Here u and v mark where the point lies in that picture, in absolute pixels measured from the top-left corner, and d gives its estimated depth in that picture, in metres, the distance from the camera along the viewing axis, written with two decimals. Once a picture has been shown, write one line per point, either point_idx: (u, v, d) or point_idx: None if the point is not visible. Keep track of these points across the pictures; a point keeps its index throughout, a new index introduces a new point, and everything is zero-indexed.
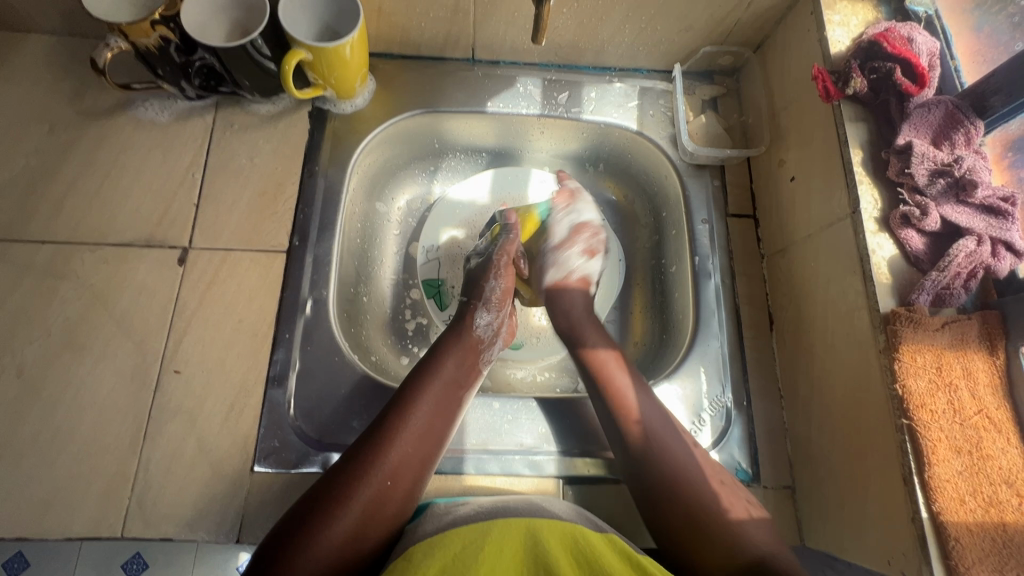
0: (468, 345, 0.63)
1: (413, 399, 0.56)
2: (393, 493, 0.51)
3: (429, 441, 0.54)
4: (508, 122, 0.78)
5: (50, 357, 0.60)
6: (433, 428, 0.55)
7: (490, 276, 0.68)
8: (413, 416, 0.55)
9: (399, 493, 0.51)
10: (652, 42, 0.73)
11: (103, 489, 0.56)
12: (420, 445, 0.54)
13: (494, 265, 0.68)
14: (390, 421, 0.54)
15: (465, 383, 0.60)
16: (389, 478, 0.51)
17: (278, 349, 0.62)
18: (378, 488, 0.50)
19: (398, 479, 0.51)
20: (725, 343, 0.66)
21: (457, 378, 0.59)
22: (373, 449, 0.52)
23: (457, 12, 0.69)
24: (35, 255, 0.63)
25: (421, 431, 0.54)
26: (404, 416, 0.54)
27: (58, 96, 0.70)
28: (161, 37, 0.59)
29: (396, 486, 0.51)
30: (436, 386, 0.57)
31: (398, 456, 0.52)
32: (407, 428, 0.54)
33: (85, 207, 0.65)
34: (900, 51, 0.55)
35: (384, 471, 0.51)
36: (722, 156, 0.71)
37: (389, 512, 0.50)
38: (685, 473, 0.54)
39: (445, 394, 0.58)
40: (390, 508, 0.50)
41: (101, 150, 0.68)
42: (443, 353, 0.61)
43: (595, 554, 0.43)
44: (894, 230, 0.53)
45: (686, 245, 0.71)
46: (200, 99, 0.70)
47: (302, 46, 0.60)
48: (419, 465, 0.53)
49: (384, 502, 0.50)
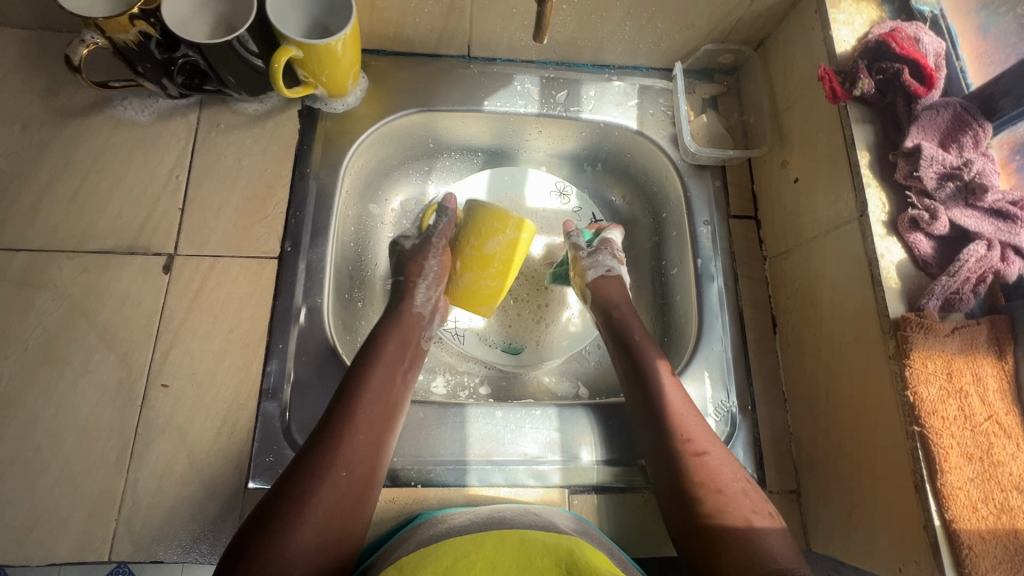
0: (409, 330, 0.61)
1: (359, 384, 0.54)
2: (353, 485, 0.49)
3: (379, 428, 0.53)
4: (504, 122, 0.76)
5: (28, 373, 0.56)
6: (382, 415, 0.53)
7: (428, 255, 0.67)
8: (362, 403, 0.53)
9: (357, 486, 0.49)
10: (653, 40, 0.71)
11: (87, 511, 0.53)
12: (370, 432, 0.52)
13: (431, 243, 0.68)
14: (337, 411, 0.52)
15: (411, 365, 0.59)
16: (344, 469, 0.49)
17: (272, 360, 0.60)
18: (335, 484, 0.48)
19: (352, 468, 0.49)
20: (729, 347, 0.65)
21: (399, 358, 0.58)
22: (323, 441, 0.50)
23: (453, 8, 0.66)
24: (10, 264, 0.59)
25: (371, 418, 0.52)
26: (350, 402, 0.53)
27: (30, 94, 0.66)
28: (140, 33, 0.56)
29: (354, 476, 0.49)
30: (381, 369, 0.56)
31: (353, 449, 0.50)
32: (356, 418, 0.52)
33: (62, 212, 0.62)
34: (909, 52, 0.55)
35: (337, 468, 0.48)
36: (724, 156, 0.70)
37: (351, 503, 0.48)
38: (719, 476, 0.52)
39: (389, 377, 0.56)
40: (352, 500, 0.48)
41: (78, 152, 0.65)
42: (385, 333, 0.60)
43: (584, 563, 0.41)
44: (902, 234, 0.52)
45: (688, 248, 0.70)
46: (183, 98, 0.67)
47: (292, 42, 0.57)
48: (373, 451, 0.51)
49: (343, 495, 0.48)
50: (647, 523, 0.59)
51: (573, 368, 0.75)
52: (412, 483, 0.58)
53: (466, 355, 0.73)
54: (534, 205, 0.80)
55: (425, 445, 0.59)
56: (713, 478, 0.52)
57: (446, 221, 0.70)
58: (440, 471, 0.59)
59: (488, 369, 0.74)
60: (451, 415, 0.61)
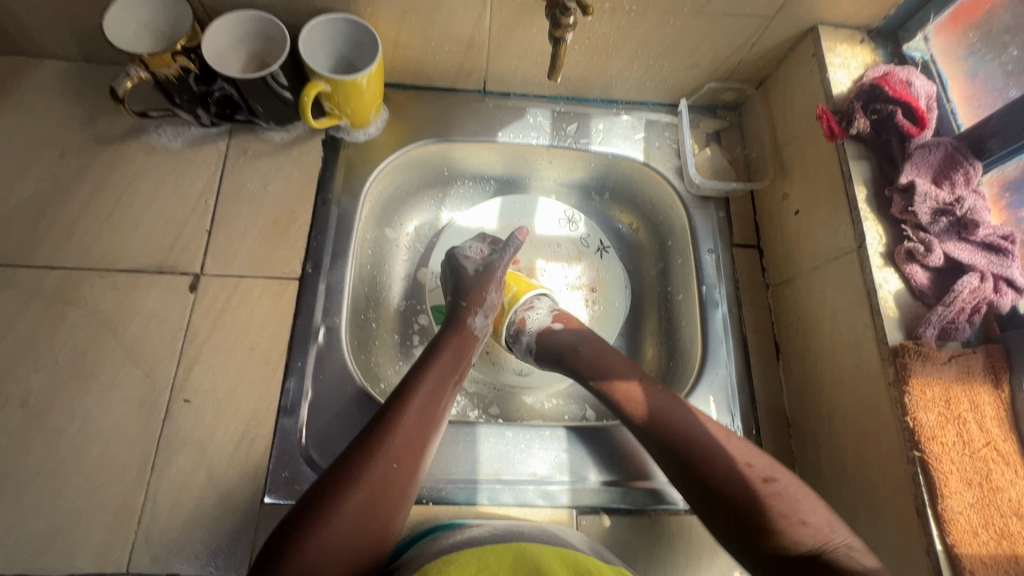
0: (465, 340, 0.64)
1: (416, 382, 0.57)
2: (401, 475, 0.51)
3: (429, 423, 0.55)
4: (517, 152, 0.80)
5: (57, 386, 0.59)
6: (433, 411, 0.56)
7: (490, 288, 0.69)
8: (417, 400, 0.55)
9: (404, 477, 0.51)
10: (659, 78, 0.75)
11: (108, 523, 0.55)
12: (422, 429, 0.54)
13: (494, 278, 0.70)
14: (394, 405, 0.55)
15: (458, 370, 0.61)
16: (396, 461, 0.51)
17: (290, 377, 0.62)
18: (385, 471, 0.50)
19: (403, 461, 0.52)
20: (734, 371, 0.67)
21: (447, 361, 0.61)
22: (380, 430, 0.52)
23: (471, 47, 0.70)
24: (45, 281, 0.62)
25: (424, 413, 0.55)
26: (404, 397, 0.55)
27: (71, 121, 0.70)
28: (181, 67, 0.60)
29: (402, 468, 0.51)
30: (436, 370, 0.59)
31: (402, 441, 0.52)
32: (409, 412, 0.54)
33: (96, 232, 0.65)
34: (902, 94, 0.58)
35: (388, 459, 0.51)
36: (728, 188, 0.73)
37: (398, 492, 0.51)
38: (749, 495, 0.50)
39: (443, 377, 0.59)
40: (397, 491, 0.51)
41: (113, 176, 0.68)
42: (444, 341, 0.63)
43: None
44: (899, 265, 0.55)
45: (693, 274, 0.73)
46: (214, 127, 0.71)
47: (321, 78, 0.62)
48: (422, 447, 0.54)
49: (392, 484, 0.50)
50: (653, 546, 0.60)
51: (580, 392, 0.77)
52: (423, 501, 0.59)
53: (476, 376, 0.76)
54: (544, 233, 0.84)
55: (437, 464, 0.61)
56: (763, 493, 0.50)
57: (513, 253, 0.73)
58: (450, 490, 0.60)
59: (497, 391, 0.75)
60: (463, 434, 0.63)
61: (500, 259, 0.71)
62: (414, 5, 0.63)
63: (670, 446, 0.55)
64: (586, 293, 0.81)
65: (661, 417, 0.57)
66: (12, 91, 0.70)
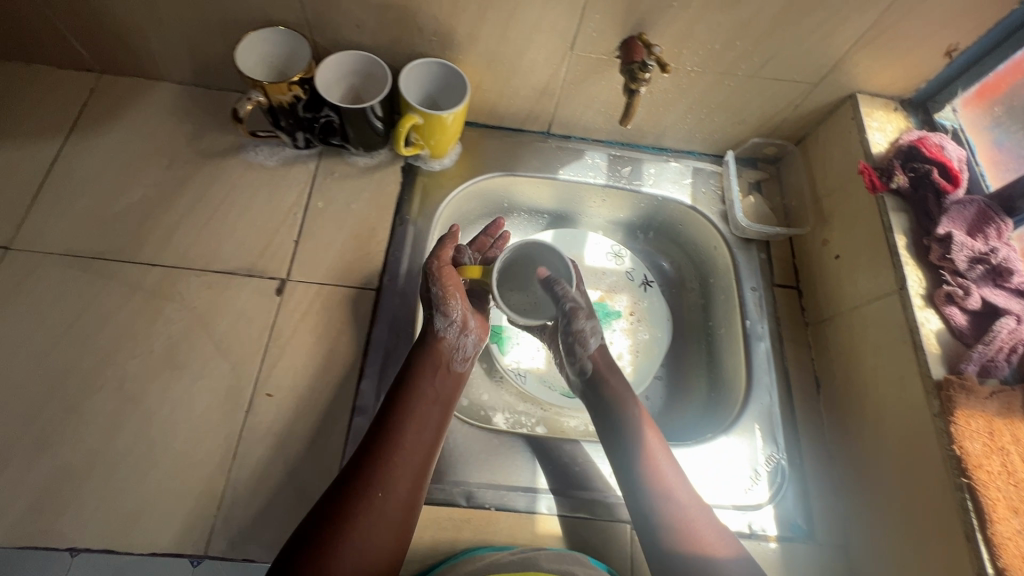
0: (440, 355, 0.64)
1: (409, 412, 0.59)
2: (388, 505, 0.53)
3: (419, 452, 0.57)
4: (573, 189, 0.87)
5: (151, 372, 0.63)
6: (421, 439, 0.58)
7: (432, 282, 0.65)
8: (409, 432, 0.57)
9: (396, 507, 0.54)
10: (708, 131, 0.83)
11: (190, 505, 0.58)
12: (410, 457, 0.57)
13: (434, 271, 0.65)
14: (384, 437, 0.57)
15: (447, 396, 0.63)
16: (381, 491, 0.53)
17: (364, 379, 0.66)
18: (373, 504, 0.53)
19: (389, 494, 0.54)
20: (777, 403, 0.72)
21: (437, 388, 0.62)
22: (369, 461, 0.55)
23: (544, 94, 0.78)
24: (146, 276, 0.68)
25: (412, 440, 0.57)
26: (393, 428, 0.57)
27: (179, 136, 0.77)
28: (294, 96, 0.68)
29: (389, 497, 0.54)
30: (419, 397, 0.60)
31: (386, 471, 0.55)
32: (397, 440, 0.57)
33: (194, 236, 0.71)
34: (937, 156, 0.65)
35: (373, 490, 0.53)
36: (770, 233, 0.80)
37: (390, 521, 0.53)
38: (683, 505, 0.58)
39: (430, 406, 0.60)
40: (391, 521, 0.53)
41: (213, 186, 0.75)
42: (420, 363, 0.63)
43: None
44: (938, 307, 0.60)
45: (736, 310, 0.79)
46: (307, 149, 0.78)
47: (416, 111, 0.69)
48: (413, 473, 0.56)
49: (382, 514, 0.53)
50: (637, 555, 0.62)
51: None
52: (486, 506, 0.62)
53: (524, 396, 0.80)
54: (593, 264, 0.90)
55: (500, 471, 0.64)
56: (694, 541, 0.56)
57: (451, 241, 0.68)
58: (512, 496, 0.63)
59: (543, 411, 0.80)
60: (525, 444, 0.66)
61: (430, 259, 0.66)
62: (502, 55, 0.71)
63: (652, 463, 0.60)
64: (629, 323, 0.86)
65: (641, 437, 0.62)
66: (130, 106, 0.78)
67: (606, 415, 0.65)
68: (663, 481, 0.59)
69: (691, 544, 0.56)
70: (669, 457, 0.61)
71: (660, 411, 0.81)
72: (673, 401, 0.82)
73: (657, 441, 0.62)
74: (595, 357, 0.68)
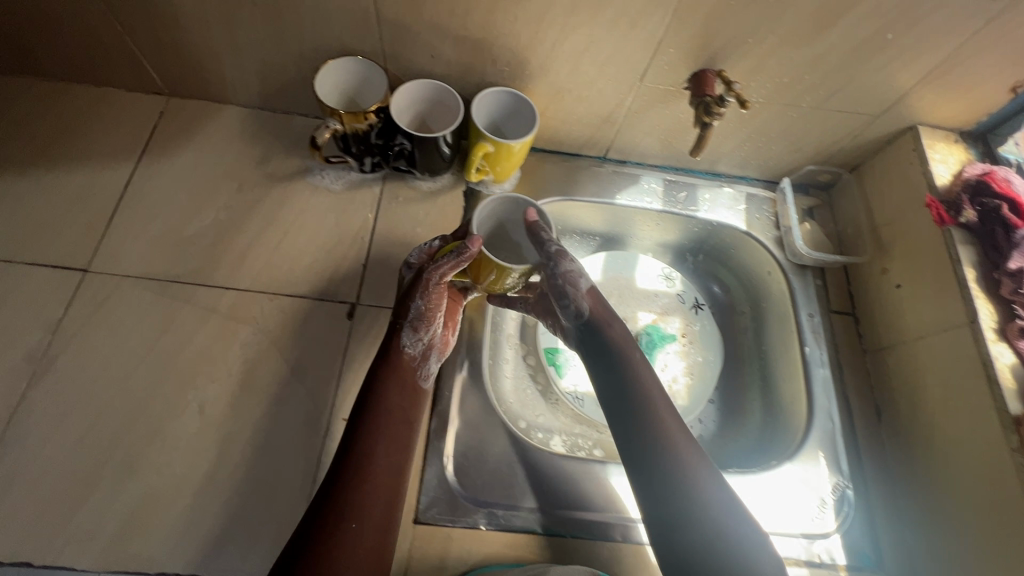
0: (405, 373, 0.64)
1: (375, 433, 0.58)
2: (365, 531, 0.52)
3: (391, 472, 0.57)
4: (627, 213, 0.88)
5: (230, 397, 0.64)
6: (391, 458, 0.57)
7: (415, 296, 0.64)
8: (375, 454, 0.57)
9: (372, 532, 0.53)
10: (764, 158, 0.84)
11: (274, 531, 0.58)
12: (382, 478, 0.56)
13: (422, 283, 0.64)
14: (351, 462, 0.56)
15: (411, 412, 0.62)
16: (354, 520, 0.52)
17: (438, 403, 0.68)
18: (348, 532, 0.51)
19: (365, 523, 0.52)
20: (840, 430, 0.72)
21: (402, 405, 0.62)
22: (340, 488, 0.54)
23: (606, 121, 0.79)
24: (221, 300, 0.69)
25: (381, 460, 0.56)
26: (360, 451, 0.56)
27: (247, 159, 0.78)
28: (370, 124, 0.69)
29: (364, 522, 0.52)
30: (383, 418, 0.59)
31: (359, 497, 0.53)
32: (366, 463, 0.55)
33: (266, 259, 0.72)
34: (1007, 192, 0.67)
35: (346, 519, 0.52)
36: (826, 260, 0.81)
37: (368, 546, 0.52)
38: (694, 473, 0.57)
39: (397, 426, 0.60)
40: (368, 545, 0.52)
41: (282, 210, 0.76)
42: (385, 382, 0.62)
43: None
44: (1012, 341, 0.61)
45: (794, 336, 0.79)
46: (372, 173, 0.79)
47: (487, 139, 0.70)
48: (384, 495, 0.55)
49: (360, 540, 0.52)
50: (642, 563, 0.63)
51: None
52: (563, 534, 0.63)
53: (581, 419, 0.81)
54: (645, 286, 0.90)
55: (574, 498, 0.65)
56: (710, 513, 0.55)
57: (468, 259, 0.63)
58: (587, 524, 0.64)
59: (600, 434, 0.80)
60: (595, 470, 0.67)
61: (428, 270, 0.64)
62: (571, 85, 0.72)
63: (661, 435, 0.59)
64: (682, 346, 0.87)
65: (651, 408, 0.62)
66: (198, 130, 0.79)
67: (618, 384, 0.64)
68: (675, 456, 0.58)
69: (704, 516, 0.55)
70: (695, 451, 0.59)
71: (714, 435, 0.82)
72: (727, 426, 0.83)
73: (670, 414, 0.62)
74: (588, 297, 0.67)
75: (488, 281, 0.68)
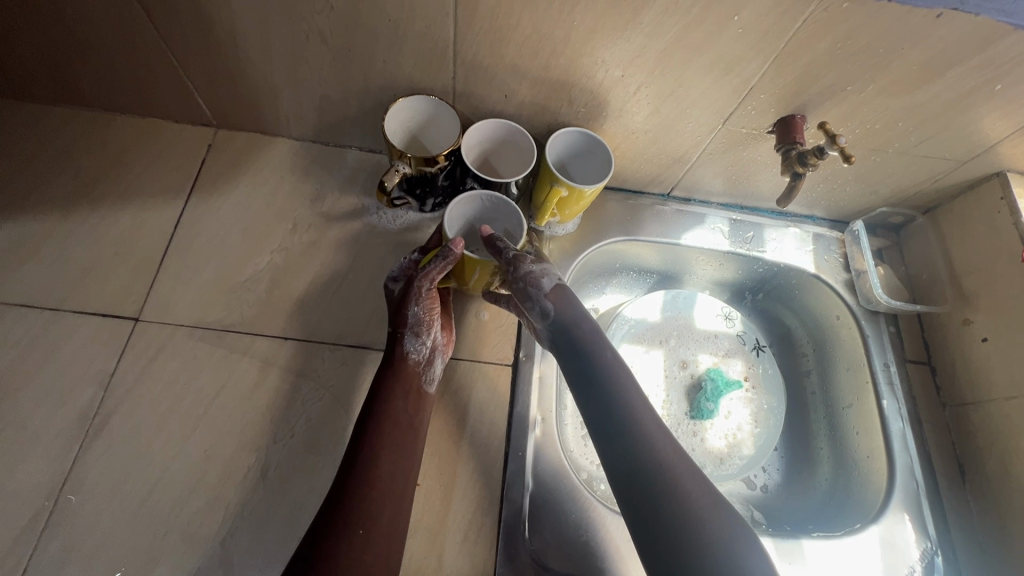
0: (410, 378, 0.62)
1: (384, 439, 0.56)
2: (373, 541, 0.51)
3: (399, 480, 0.55)
4: (689, 254, 0.84)
5: (293, 460, 0.60)
6: (399, 466, 0.56)
7: (411, 302, 0.62)
8: (383, 461, 0.55)
9: (379, 543, 0.51)
10: (836, 199, 0.81)
11: None
12: (391, 485, 0.54)
13: (416, 289, 0.62)
14: (360, 469, 0.54)
15: (416, 419, 0.60)
16: (362, 527, 0.51)
17: (510, 462, 0.64)
18: (356, 541, 0.50)
19: (372, 528, 0.52)
20: (924, 491, 0.69)
21: (408, 410, 0.60)
22: (350, 495, 0.52)
23: (678, 162, 0.75)
24: (280, 352, 0.65)
25: (389, 467, 0.55)
26: (370, 456, 0.55)
27: (301, 197, 0.74)
28: (440, 167, 0.65)
29: (371, 533, 0.51)
30: (392, 424, 0.58)
31: (365, 507, 0.52)
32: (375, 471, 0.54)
33: (325, 307, 0.69)
34: None
35: (353, 528, 0.51)
36: (901, 308, 0.78)
37: (374, 557, 0.51)
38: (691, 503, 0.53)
39: (404, 434, 0.58)
40: (375, 557, 0.51)
41: (339, 253, 0.72)
42: (388, 385, 0.60)
43: None
44: None
45: (869, 387, 0.76)
46: (432, 213, 0.75)
47: (561, 181, 0.66)
48: (393, 503, 0.54)
49: (367, 551, 0.50)
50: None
51: (746, 495, 0.77)
52: None
53: None
54: (705, 327, 0.86)
55: None
56: (717, 551, 0.51)
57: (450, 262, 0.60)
58: None
59: None
60: None
61: (418, 276, 0.61)
62: (649, 128, 0.69)
63: (657, 464, 0.55)
64: (746, 392, 0.82)
65: (644, 436, 0.57)
66: (248, 164, 0.75)
67: (598, 404, 0.60)
68: (677, 488, 0.54)
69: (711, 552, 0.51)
70: (698, 482, 0.55)
71: (780, 486, 0.78)
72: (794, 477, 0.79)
73: (663, 440, 0.58)
74: (552, 296, 0.63)
75: (473, 280, 0.66)
